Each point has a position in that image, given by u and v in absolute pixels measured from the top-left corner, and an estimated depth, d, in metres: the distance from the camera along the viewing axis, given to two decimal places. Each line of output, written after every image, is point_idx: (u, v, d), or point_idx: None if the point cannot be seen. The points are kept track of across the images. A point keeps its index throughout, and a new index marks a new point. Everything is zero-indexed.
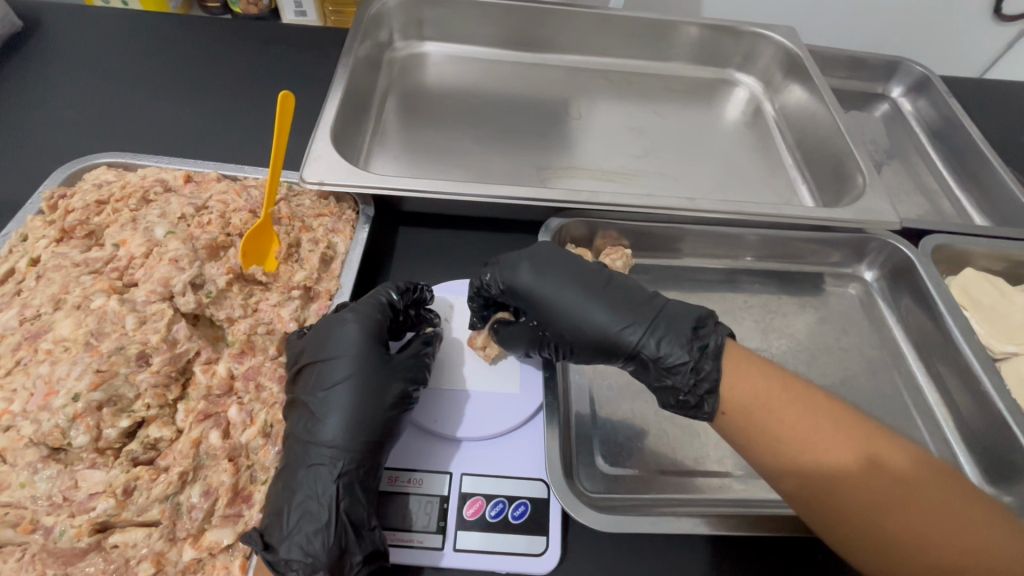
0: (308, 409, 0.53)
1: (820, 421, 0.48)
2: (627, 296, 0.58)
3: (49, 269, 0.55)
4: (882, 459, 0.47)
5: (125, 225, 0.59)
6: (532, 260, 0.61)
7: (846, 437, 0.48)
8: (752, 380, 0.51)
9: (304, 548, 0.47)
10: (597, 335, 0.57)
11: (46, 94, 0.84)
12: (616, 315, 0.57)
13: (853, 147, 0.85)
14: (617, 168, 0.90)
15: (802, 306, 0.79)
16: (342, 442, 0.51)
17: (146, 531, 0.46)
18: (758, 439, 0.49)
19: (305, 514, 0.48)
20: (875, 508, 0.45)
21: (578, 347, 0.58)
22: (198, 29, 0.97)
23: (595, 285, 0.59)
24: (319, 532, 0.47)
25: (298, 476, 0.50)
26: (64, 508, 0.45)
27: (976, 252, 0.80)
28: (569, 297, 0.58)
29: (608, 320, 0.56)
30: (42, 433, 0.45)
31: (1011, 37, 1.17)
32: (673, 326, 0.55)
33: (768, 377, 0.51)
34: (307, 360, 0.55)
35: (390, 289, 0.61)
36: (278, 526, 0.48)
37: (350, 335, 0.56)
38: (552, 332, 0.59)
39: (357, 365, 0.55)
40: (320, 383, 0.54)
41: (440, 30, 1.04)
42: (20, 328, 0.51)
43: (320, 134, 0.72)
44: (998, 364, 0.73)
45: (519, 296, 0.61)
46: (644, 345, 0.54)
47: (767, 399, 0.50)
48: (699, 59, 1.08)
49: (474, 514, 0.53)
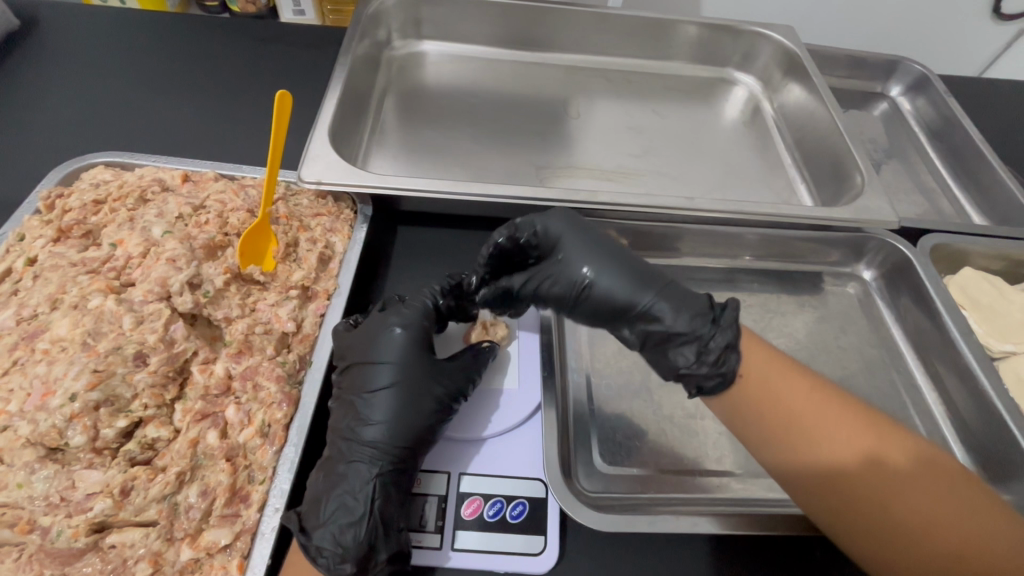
0: (353, 410, 0.54)
1: (825, 412, 0.49)
2: (638, 264, 0.59)
3: (46, 269, 0.55)
4: (886, 453, 0.47)
5: (122, 225, 0.59)
6: (564, 217, 0.62)
7: (849, 429, 0.48)
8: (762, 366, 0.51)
9: (337, 538, 0.48)
10: (607, 296, 0.57)
11: (43, 93, 0.83)
12: (631, 275, 0.57)
13: (852, 146, 0.85)
14: (616, 167, 0.90)
15: (801, 305, 0.79)
16: (383, 443, 0.52)
17: (143, 532, 0.46)
18: (768, 421, 0.50)
19: (341, 507, 0.49)
20: (874, 500, 0.46)
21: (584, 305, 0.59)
22: (196, 29, 0.96)
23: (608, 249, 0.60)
24: (352, 525, 0.48)
25: (337, 470, 0.51)
26: (61, 508, 0.45)
27: (975, 251, 0.80)
28: (589, 255, 0.59)
29: (622, 278, 0.57)
30: (39, 434, 0.45)
31: (1010, 36, 1.17)
32: (688, 298, 0.55)
33: (775, 364, 0.52)
34: (354, 359, 0.56)
35: (435, 292, 0.62)
36: (315, 513, 0.49)
37: (398, 340, 0.57)
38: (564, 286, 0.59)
39: (403, 372, 0.56)
40: (365, 384, 0.55)
41: (440, 29, 1.03)
42: (17, 328, 0.51)
43: (318, 134, 0.72)
44: (997, 363, 0.73)
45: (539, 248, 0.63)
46: (655, 306, 0.55)
47: (772, 388, 0.50)
48: (699, 58, 1.08)
49: (472, 514, 0.53)
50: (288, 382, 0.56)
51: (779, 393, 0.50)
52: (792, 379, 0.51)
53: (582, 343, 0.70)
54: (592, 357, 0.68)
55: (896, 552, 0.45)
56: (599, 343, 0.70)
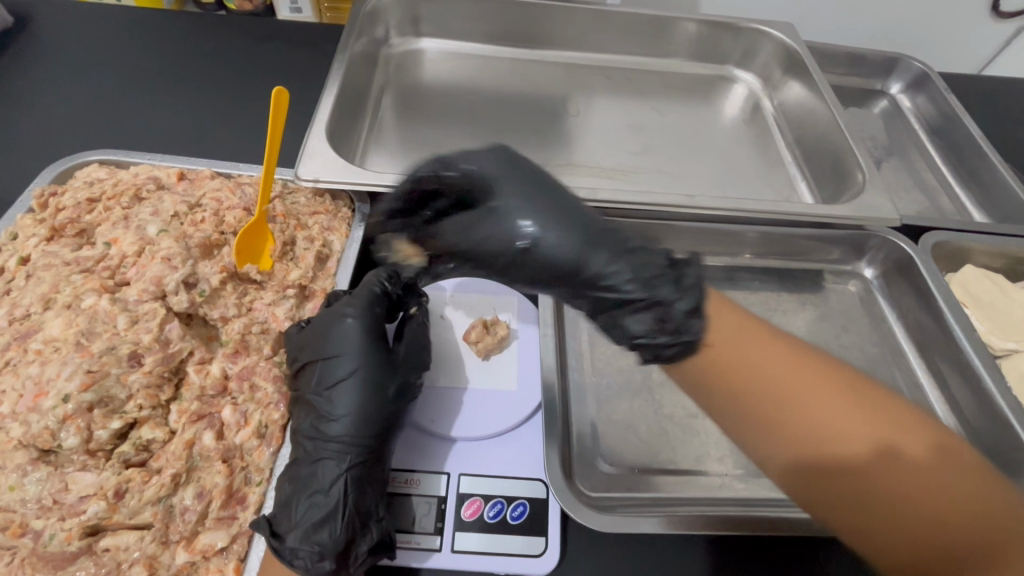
0: (312, 408, 0.52)
1: (825, 403, 0.45)
2: (584, 217, 0.52)
3: (39, 268, 0.54)
4: (889, 446, 0.44)
5: (116, 223, 0.58)
6: (501, 156, 0.55)
7: (853, 421, 0.44)
8: (729, 341, 0.47)
9: (312, 538, 0.46)
10: (551, 250, 0.50)
11: (36, 91, 0.82)
12: (577, 233, 0.50)
13: (853, 143, 0.84)
14: (615, 165, 0.89)
15: (802, 304, 0.79)
16: (349, 437, 0.50)
17: (138, 535, 0.45)
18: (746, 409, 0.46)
19: (312, 506, 0.47)
20: (881, 495, 0.43)
21: (520, 261, 0.51)
22: (191, 26, 0.96)
23: (551, 198, 0.52)
24: (325, 523, 0.47)
25: (304, 471, 0.49)
26: (54, 511, 0.44)
27: (977, 249, 0.79)
28: (532, 203, 0.52)
29: (568, 237, 0.50)
30: (31, 435, 0.44)
31: (1010, 33, 1.17)
32: (645, 254, 0.49)
33: (743, 340, 0.47)
34: (308, 358, 0.53)
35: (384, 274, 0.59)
36: (287, 516, 0.47)
37: (351, 331, 0.54)
38: (499, 241, 0.52)
39: (361, 362, 0.53)
40: (321, 382, 0.52)
41: (438, 26, 1.03)
42: (10, 328, 0.50)
43: (316, 131, 0.71)
44: (999, 361, 0.73)
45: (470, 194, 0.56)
46: (606, 258, 0.49)
47: (765, 376, 0.45)
48: (698, 55, 1.08)
49: (472, 515, 0.52)
50: (286, 382, 0.56)
51: (771, 381, 0.45)
52: (785, 366, 0.46)
53: (582, 342, 0.69)
54: (592, 357, 0.68)
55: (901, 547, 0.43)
56: (599, 343, 0.69)
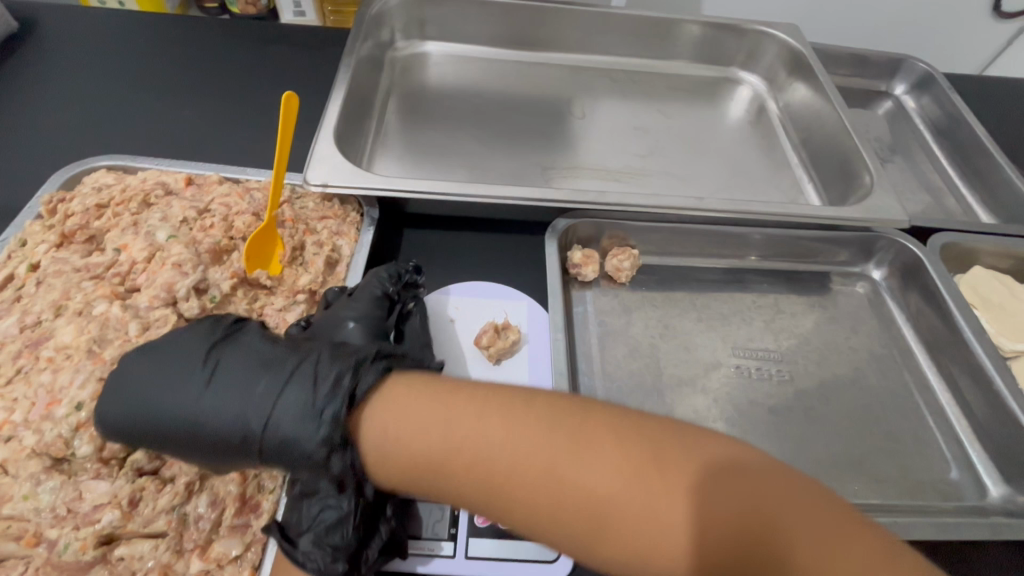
0: None
1: (534, 442, 0.38)
2: (249, 367, 0.45)
3: (49, 275, 0.54)
4: (642, 468, 0.37)
5: (126, 229, 0.58)
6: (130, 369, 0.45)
7: (585, 456, 0.37)
8: (421, 439, 0.39)
9: (324, 540, 0.45)
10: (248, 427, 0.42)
11: (42, 96, 0.82)
12: (240, 399, 0.43)
13: (860, 144, 0.84)
14: (621, 168, 0.89)
15: (810, 306, 0.78)
16: None
17: (153, 544, 0.45)
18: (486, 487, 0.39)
19: (325, 508, 0.46)
20: (629, 532, 0.36)
21: (216, 451, 0.43)
22: (197, 30, 0.95)
23: (204, 360, 0.45)
24: (340, 525, 0.46)
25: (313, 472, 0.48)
26: (68, 520, 0.44)
27: (985, 249, 0.79)
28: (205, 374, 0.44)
29: (233, 406, 0.43)
30: (45, 444, 0.44)
31: (1012, 33, 1.17)
32: (306, 382, 0.43)
33: (440, 416, 0.40)
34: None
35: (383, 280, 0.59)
36: (297, 520, 0.47)
37: (354, 335, 0.53)
38: (196, 430, 0.43)
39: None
40: None
41: (442, 29, 1.03)
42: (21, 336, 0.50)
43: (324, 135, 0.71)
44: (1009, 362, 0.72)
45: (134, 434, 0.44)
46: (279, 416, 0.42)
47: (456, 432, 0.39)
48: (701, 58, 1.08)
49: (486, 521, 0.52)
50: None
51: (465, 442, 0.39)
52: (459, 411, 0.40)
53: (591, 346, 0.69)
54: (601, 360, 0.68)
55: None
56: (608, 347, 0.69)
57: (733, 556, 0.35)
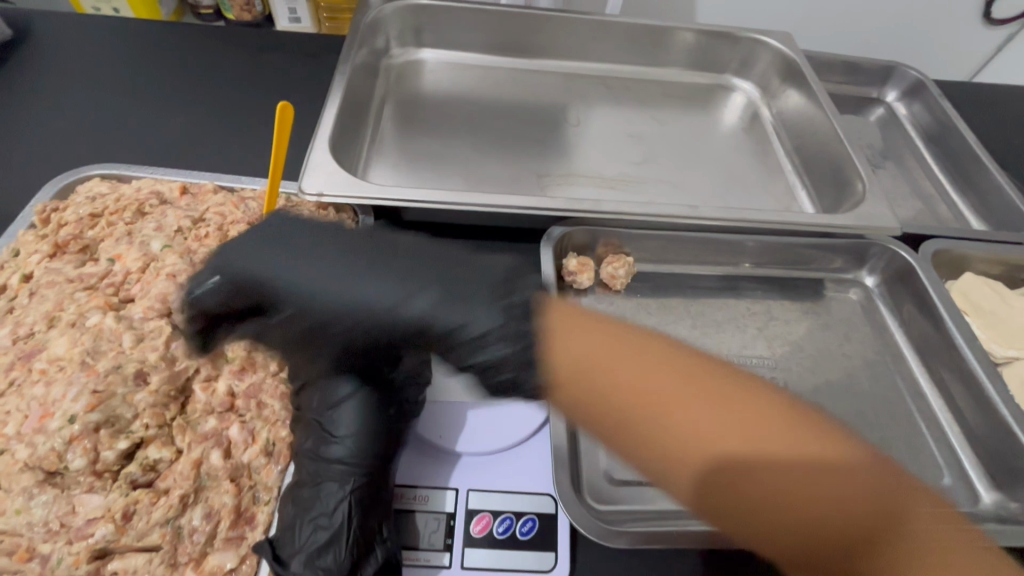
0: (315, 431, 0.51)
1: (670, 390, 0.43)
2: (423, 263, 0.51)
3: (42, 286, 0.54)
4: (767, 444, 0.41)
5: (120, 239, 0.58)
6: (273, 228, 0.51)
7: (714, 411, 0.42)
8: (581, 351, 0.46)
9: (317, 562, 0.45)
10: (391, 305, 0.49)
11: (35, 104, 0.82)
12: (413, 286, 0.49)
13: (852, 151, 0.85)
14: (616, 174, 0.90)
15: (804, 313, 0.79)
16: (352, 458, 0.50)
17: (146, 557, 0.44)
18: (616, 420, 0.43)
19: (316, 530, 0.47)
20: (751, 477, 0.40)
21: (392, 332, 0.49)
22: (190, 38, 0.95)
23: (380, 254, 0.50)
24: (330, 546, 0.46)
25: (305, 494, 0.49)
26: (61, 535, 0.44)
27: (976, 256, 0.80)
28: (362, 251, 0.50)
29: (408, 293, 0.49)
30: (38, 457, 0.44)
31: (1001, 40, 1.18)
32: (472, 282, 0.50)
33: (598, 343, 0.46)
34: (311, 374, 0.53)
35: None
36: (290, 541, 0.47)
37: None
38: (375, 315, 0.49)
39: (364, 382, 0.53)
40: (325, 403, 0.52)
41: (438, 36, 1.03)
42: (13, 348, 0.50)
43: (319, 144, 0.71)
44: (1000, 368, 0.73)
45: (263, 292, 0.50)
46: (433, 302, 0.48)
47: (604, 366, 0.44)
48: (695, 65, 1.09)
49: (481, 531, 0.52)
50: None
51: (610, 378, 0.44)
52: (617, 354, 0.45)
53: None
54: None
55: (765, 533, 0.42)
56: None
57: (825, 525, 0.41)
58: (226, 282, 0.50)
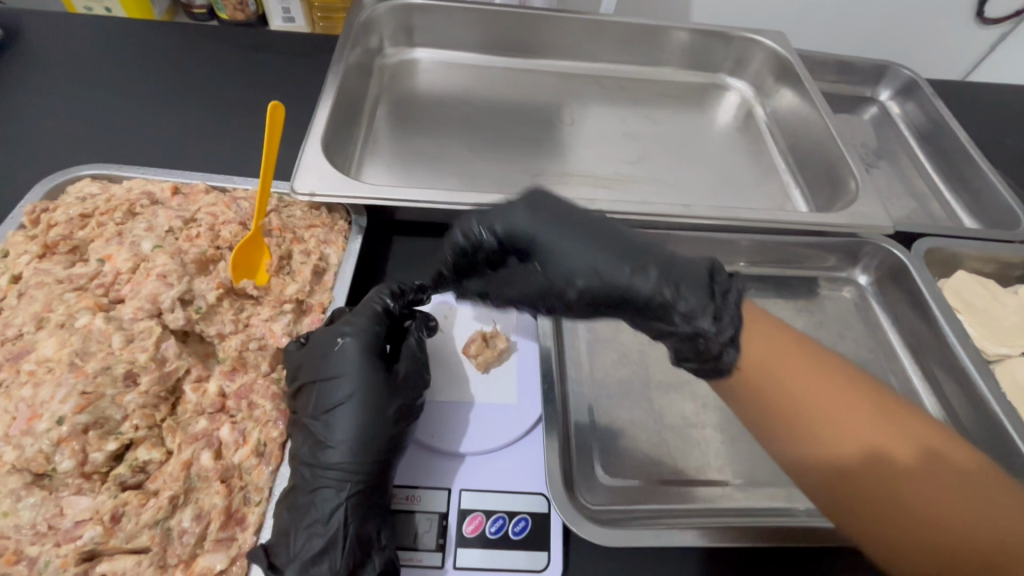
0: (311, 434, 0.51)
1: (853, 406, 0.46)
2: (628, 243, 0.52)
3: (31, 287, 0.54)
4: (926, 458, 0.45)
5: (110, 240, 0.58)
6: (539, 200, 0.55)
7: (861, 420, 0.46)
8: (756, 352, 0.49)
9: (311, 569, 0.45)
10: (603, 275, 0.51)
11: (25, 104, 0.81)
12: (622, 260, 0.51)
13: (845, 150, 0.85)
14: (611, 174, 0.90)
15: (797, 311, 0.79)
16: (349, 465, 0.49)
17: (135, 559, 0.44)
18: (771, 411, 0.48)
19: (311, 537, 0.47)
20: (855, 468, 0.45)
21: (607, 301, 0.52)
22: (182, 37, 0.95)
23: (589, 230, 0.53)
24: (325, 554, 0.46)
25: (301, 499, 0.48)
26: (49, 537, 0.43)
27: (969, 255, 0.80)
28: (577, 227, 0.53)
29: (615, 266, 0.51)
30: (26, 459, 0.44)
31: (994, 39, 1.19)
32: (689, 270, 0.51)
33: (767, 351, 0.49)
34: (307, 377, 0.53)
35: (385, 293, 0.59)
36: (285, 548, 0.47)
37: (349, 351, 0.53)
38: (595, 282, 0.51)
39: (360, 385, 0.52)
40: (321, 406, 0.52)
41: (431, 36, 1.03)
42: (1, 349, 0.50)
43: (312, 144, 0.70)
44: (992, 366, 0.74)
45: (518, 246, 0.54)
46: (650, 279, 0.50)
47: (766, 371, 0.48)
48: (690, 65, 1.09)
49: (474, 531, 0.52)
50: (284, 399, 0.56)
51: (791, 388, 0.47)
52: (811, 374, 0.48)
53: (581, 352, 0.69)
54: (590, 365, 0.68)
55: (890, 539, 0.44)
56: (598, 353, 0.69)
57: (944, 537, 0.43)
58: (495, 239, 0.55)
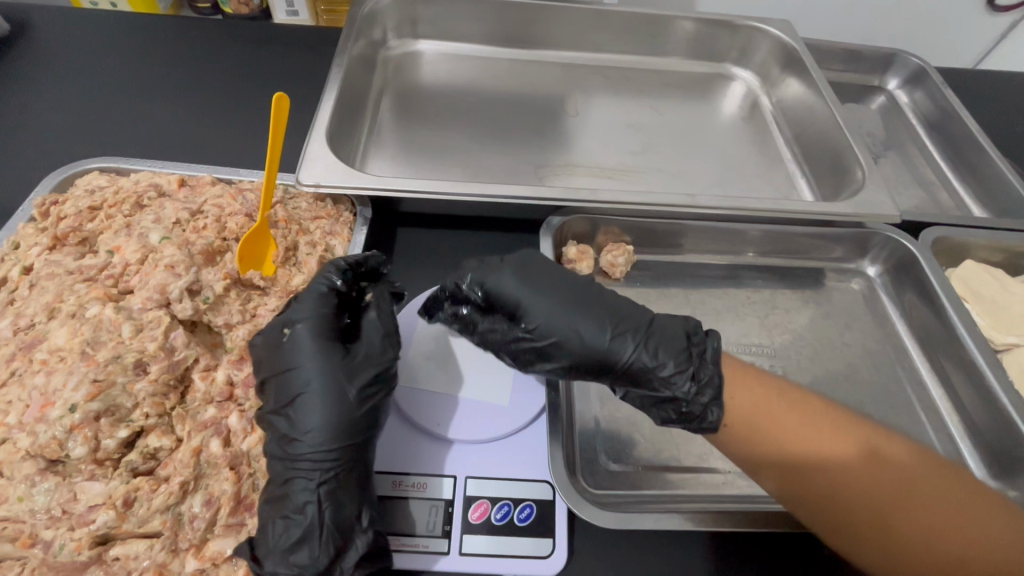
0: (277, 426, 0.50)
1: (830, 422, 0.48)
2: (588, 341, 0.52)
3: (42, 278, 0.54)
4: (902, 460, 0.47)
5: (119, 231, 0.58)
6: (518, 265, 0.56)
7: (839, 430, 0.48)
8: (746, 400, 0.49)
9: (290, 559, 0.46)
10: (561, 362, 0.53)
11: (34, 98, 0.82)
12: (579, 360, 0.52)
13: (852, 140, 0.84)
14: (615, 164, 0.89)
15: (804, 301, 0.79)
16: (316, 453, 0.49)
17: (147, 543, 0.45)
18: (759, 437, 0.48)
19: (288, 526, 0.47)
20: (834, 476, 0.46)
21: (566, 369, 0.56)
22: (187, 31, 0.95)
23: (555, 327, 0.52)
24: (303, 543, 0.46)
25: (276, 491, 0.49)
26: (63, 521, 0.44)
27: (977, 244, 0.79)
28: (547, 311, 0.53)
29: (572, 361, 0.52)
30: (39, 446, 0.44)
31: (1006, 26, 1.16)
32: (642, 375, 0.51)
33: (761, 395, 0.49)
34: (266, 374, 0.52)
35: (332, 273, 0.57)
36: (264, 539, 0.47)
37: (300, 339, 0.52)
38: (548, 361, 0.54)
39: (317, 372, 0.51)
40: (283, 399, 0.51)
41: (436, 28, 1.03)
42: (15, 338, 0.51)
43: (317, 136, 0.71)
44: (1000, 355, 0.73)
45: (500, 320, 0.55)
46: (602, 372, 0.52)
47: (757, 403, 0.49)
48: (696, 54, 1.08)
49: (480, 518, 0.53)
50: None
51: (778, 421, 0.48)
52: (804, 406, 0.49)
53: None
54: None
55: (869, 534, 0.45)
56: None
57: (922, 530, 0.44)
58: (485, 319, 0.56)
